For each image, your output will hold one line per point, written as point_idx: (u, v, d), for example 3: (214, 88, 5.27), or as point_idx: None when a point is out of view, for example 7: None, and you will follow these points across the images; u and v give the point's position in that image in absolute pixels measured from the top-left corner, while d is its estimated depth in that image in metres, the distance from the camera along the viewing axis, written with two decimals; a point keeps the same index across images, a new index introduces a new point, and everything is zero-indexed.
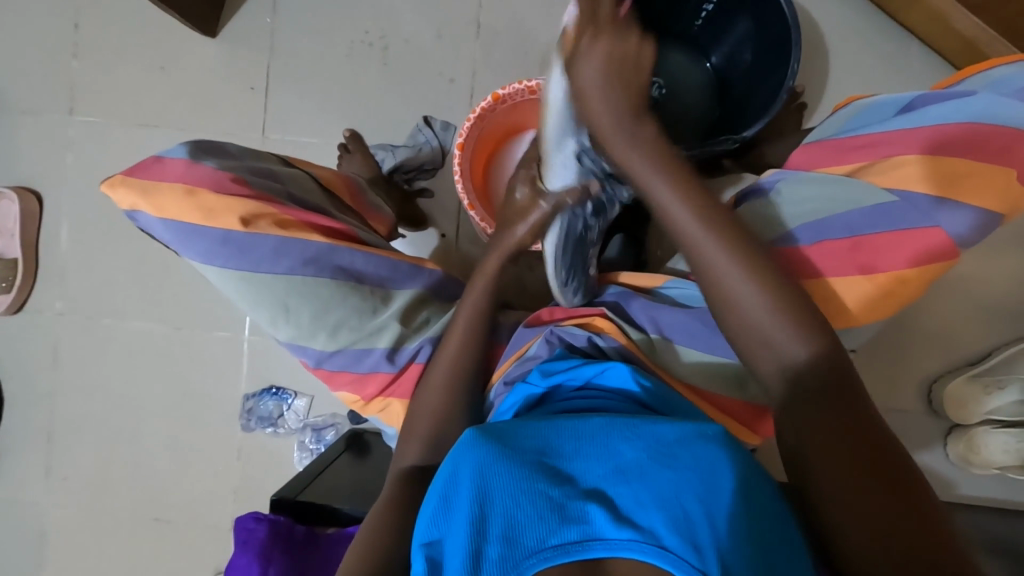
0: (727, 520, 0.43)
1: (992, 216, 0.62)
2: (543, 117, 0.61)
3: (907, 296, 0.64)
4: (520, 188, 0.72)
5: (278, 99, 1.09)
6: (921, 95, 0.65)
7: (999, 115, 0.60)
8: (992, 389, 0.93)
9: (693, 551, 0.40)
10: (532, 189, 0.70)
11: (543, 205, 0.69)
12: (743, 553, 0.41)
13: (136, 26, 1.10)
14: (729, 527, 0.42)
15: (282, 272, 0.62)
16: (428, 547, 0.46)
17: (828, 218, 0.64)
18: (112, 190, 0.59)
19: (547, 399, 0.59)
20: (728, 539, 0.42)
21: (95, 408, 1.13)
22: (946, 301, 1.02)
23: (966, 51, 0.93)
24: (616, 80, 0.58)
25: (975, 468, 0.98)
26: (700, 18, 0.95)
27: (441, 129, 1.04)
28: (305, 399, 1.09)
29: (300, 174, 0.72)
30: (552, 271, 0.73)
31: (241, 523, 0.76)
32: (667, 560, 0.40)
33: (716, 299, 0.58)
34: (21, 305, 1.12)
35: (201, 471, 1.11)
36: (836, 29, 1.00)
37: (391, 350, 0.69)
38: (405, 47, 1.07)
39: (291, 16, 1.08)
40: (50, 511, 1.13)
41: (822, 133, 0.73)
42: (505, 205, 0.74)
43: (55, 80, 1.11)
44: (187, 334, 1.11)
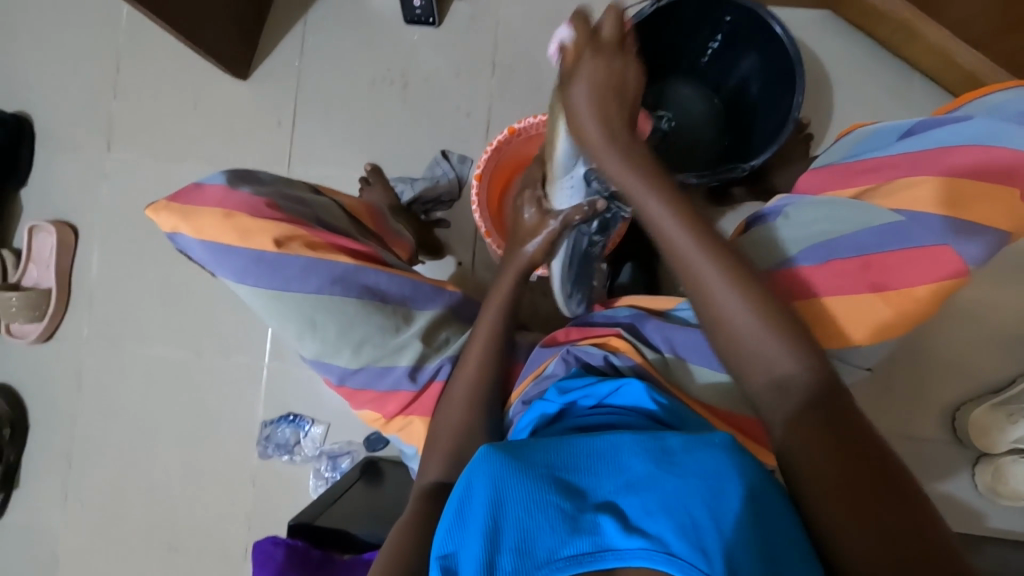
0: (735, 527, 0.43)
1: (1000, 235, 0.63)
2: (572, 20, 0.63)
3: (920, 314, 0.65)
4: (530, 211, 0.75)
5: (303, 135, 1.15)
6: (921, 120, 0.68)
7: (1003, 136, 0.62)
8: (1015, 418, 0.92)
9: (702, 557, 0.40)
10: (541, 208, 0.74)
11: (554, 222, 0.72)
12: (750, 562, 0.42)
13: (174, 69, 1.18)
14: (736, 535, 0.43)
15: (311, 290, 0.65)
16: (443, 558, 0.46)
17: (833, 239, 0.66)
18: (156, 214, 0.63)
19: (564, 416, 0.60)
20: (736, 545, 0.42)
21: (116, 433, 1.15)
22: (964, 327, 1.01)
23: (967, 83, 0.96)
24: (608, 101, 0.61)
25: (1005, 499, 0.96)
26: (706, 55, 1.00)
27: (457, 161, 1.10)
28: (322, 427, 1.10)
29: (328, 202, 0.75)
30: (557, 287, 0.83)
31: (260, 546, 0.75)
32: (676, 566, 0.40)
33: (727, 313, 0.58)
34: (51, 332, 1.16)
35: (216, 498, 1.11)
36: (838, 63, 1.04)
37: (412, 367, 0.72)
38: (425, 85, 1.13)
39: (318, 58, 1.15)
40: (66, 538, 1.13)
41: (829, 158, 0.76)
42: (515, 226, 0.77)
43: (96, 120, 1.18)
44: (209, 360, 1.13)
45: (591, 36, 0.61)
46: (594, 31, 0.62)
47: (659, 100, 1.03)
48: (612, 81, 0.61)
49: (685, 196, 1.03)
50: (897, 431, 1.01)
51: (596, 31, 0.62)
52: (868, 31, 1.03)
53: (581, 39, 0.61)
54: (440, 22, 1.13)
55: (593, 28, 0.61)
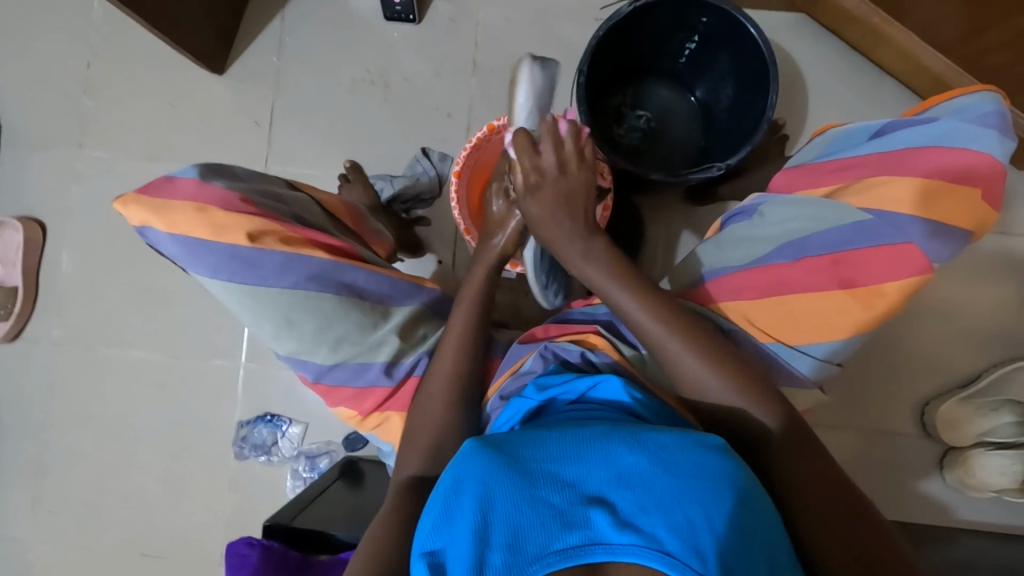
0: (727, 526, 0.44)
1: (963, 234, 0.65)
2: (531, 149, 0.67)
3: (891, 309, 0.66)
4: (500, 238, 0.75)
5: (280, 132, 1.13)
6: (891, 122, 0.69)
7: (964, 137, 0.63)
8: (987, 411, 0.97)
9: (695, 556, 0.41)
10: (507, 200, 0.75)
11: (518, 215, 0.74)
12: (739, 560, 0.43)
13: (146, 64, 1.15)
14: (726, 532, 0.43)
15: (287, 287, 0.64)
16: (429, 555, 0.45)
17: (805, 237, 0.68)
18: (124, 207, 0.60)
19: (544, 411, 0.61)
20: (727, 547, 0.43)
21: (86, 436, 1.12)
22: (932, 324, 1.04)
23: (934, 86, 0.99)
24: (559, 211, 0.66)
25: (972, 492, 0.97)
26: (684, 55, 1.01)
27: (438, 159, 1.09)
28: (300, 427, 1.08)
29: (305, 199, 0.74)
30: (532, 279, 0.78)
31: (234, 548, 0.74)
32: (668, 563, 0.41)
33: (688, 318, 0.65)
34: (18, 333, 1.13)
35: (191, 501, 1.09)
36: (811, 66, 1.06)
37: (390, 363, 0.72)
38: (404, 83, 1.12)
39: (295, 55, 1.14)
40: (34, 544, 1.10)
41: (802, 157, 0.77)
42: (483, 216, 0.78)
43: (65, 114, 1.15)
44: (184, 361, 1.11)
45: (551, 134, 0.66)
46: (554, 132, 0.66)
47: (637, 101, 1.05)
48: (561, 194, 0.66)
49: (663, 196, 1.04)
50: (869, 425, 1.04)
51: (536, 152, 0.67)
52: (841, 34, 1.05)
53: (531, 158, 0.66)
54: (419, 20, 1.12)
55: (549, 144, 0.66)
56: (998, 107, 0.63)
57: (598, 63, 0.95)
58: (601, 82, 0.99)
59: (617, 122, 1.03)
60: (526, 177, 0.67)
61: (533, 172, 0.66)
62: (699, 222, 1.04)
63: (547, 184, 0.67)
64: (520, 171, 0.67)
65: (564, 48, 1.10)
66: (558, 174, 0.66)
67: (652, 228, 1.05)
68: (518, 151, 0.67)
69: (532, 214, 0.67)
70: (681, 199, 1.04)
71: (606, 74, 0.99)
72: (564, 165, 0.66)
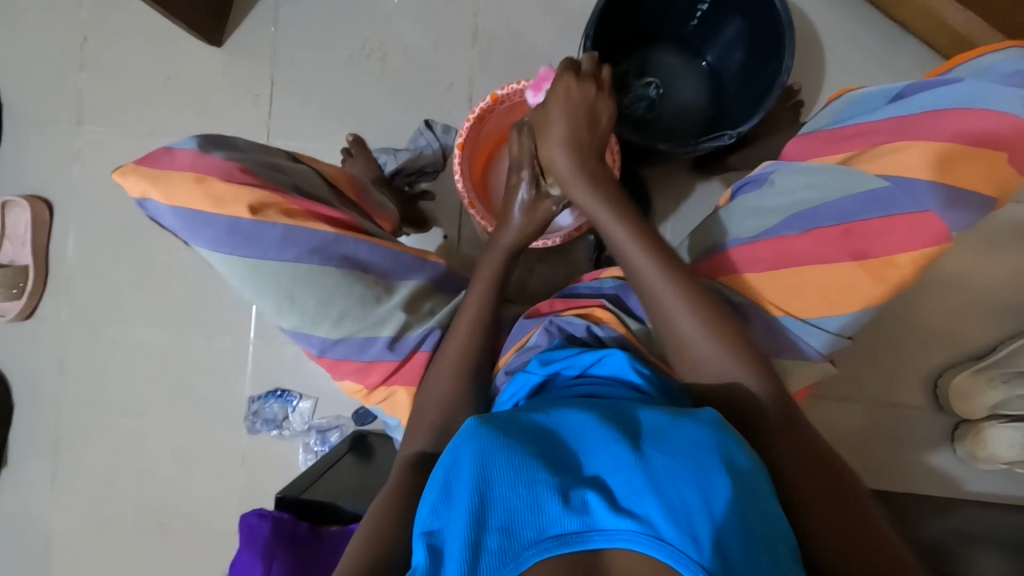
0: (727, 511, 0.43)
1: (985, 200, 0.61)
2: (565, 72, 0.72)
3: (904, 282, 0.64)
4: (525, 189, 0.76)
5: (281, 106, 1.11)
6: (911, 84, 0.65)
7: (989, 98, 0.59)
8: (997, 383, 0.94)
9: (691, 543, 0.40)
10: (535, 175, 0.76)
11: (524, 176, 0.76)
12: (738, 545, 0.42)
13: (143, 37, 1.13)
14: (727, 518, 0.43)
15: (289, 261, 0.64)
16: (428, 535, 0.46)
17: (818, 206, 0.66)
18: (122, 178, 0.59)
19: (545, 386, 0.61)
20: (727, 531, 0.42)
21: (101, 412, 1.14)
22: (947, 295, 1.01)
23: (958, 44, 0.94)
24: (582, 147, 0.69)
25: (981, 463, 0.96)
26: (695, 18, 0.97)
27: (441, 132, 1.06)
28: (310, 402, 1.10)
29: (306, 169, 0.74)
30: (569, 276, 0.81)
31: (246, 520, 0.75)
32: (665, 550, 0.40)
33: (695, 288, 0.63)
34: (30, 312, 1.14)
35: (206, 473, 1.12)
36: (828, 26, 1.02)
37: (393, 338, 0.71)
38: (404, 53, 1.09)
39: (293, 25, 1.11)
40: (56, 516, 1.14)
41: (816, 123, 0.75)
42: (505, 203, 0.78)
43: (62, 90, 1.14)
44: (194, 339, 1.12)
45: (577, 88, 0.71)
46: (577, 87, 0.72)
47: (644, 69, 1.01)
48: (588, 154, 0.70)
49: (671, 166, 1.02)
50: (880, 398, 1.03)
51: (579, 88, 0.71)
52: None
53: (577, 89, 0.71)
54: None
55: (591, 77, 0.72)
56: None
57: (605, 26, 0.92)
58: (607, 46, 0.95)
59: (623, 90, 0.98)
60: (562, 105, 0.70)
61: (578, 123, 0.69)
62: (709, 194, 1.02)
63: (581, 118, 0.70)
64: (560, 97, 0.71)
65: (569, 13, 1.06)
66: (596, 130, 0.70)
67: (660, 199, 1.02)
68: (568, 106, 0.70)
69: (562, 165, 0.70)
70: (690, 168, 1.01)
71: (611, 38, 0.95)
72: (602, 125, 0.71)
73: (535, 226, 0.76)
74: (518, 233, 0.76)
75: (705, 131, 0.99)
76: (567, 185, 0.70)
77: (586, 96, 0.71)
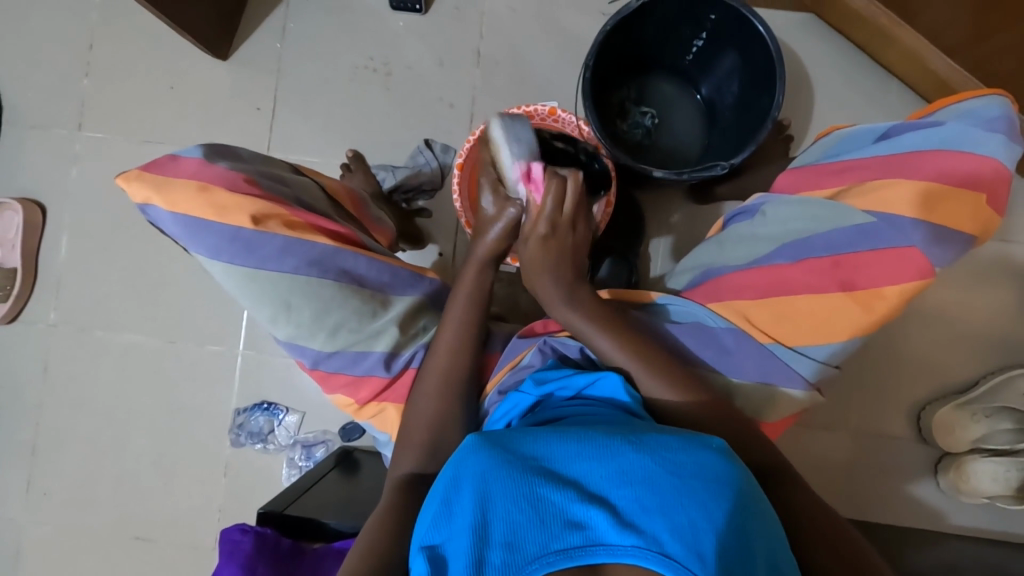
0: (730, 531, 0.43)
1: (966, 238, 0.63)
2: (550, 186, 0.68)
3: (892, 313, 0.65)
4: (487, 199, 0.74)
5: (282, 119, 1.12)
6: (897, 124, 0.68)
7: (970, 140, 0.62)
8: (979, 417, 0.97)
9: (695, 560, 0.41)
10: (499, 198, 0.73)
11: (489, 203, 0.74)
12: (740, 565, 0.42)
13: (149, 46, 1.14)
14: (730, 537, 0.43)
15: (287, 271, 0.64)
16: (429, 550, 0.46)
17: (808, 238, 0.68)
18: (126, 183, 0.60)
19: (540, 405, 0.62)
20: (730, 550, 0.42)
21: (82, 419, 1.12)
22: (930, 329, 1.04)
23: (940, 89, 0.98)
24: (558, 266, 0.69)
25: (964, 497, 0.98)
26: (691, 52, 1.00)
27: (441, 151, 1.08)
28: (297, 415, 1.08)
29: (307, 183, 0.74)
30: None
31: (228, 534, 0.74)
32: (668, 565, 0.41)
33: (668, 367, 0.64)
34: (15, 315, 1.13)
35: (185, 486, 1.09)
36: (818, 66, 1.06)
37: (388, 355, 0.72)
38: (407, 73, 1.11)
39: (299, 41, 1.13)
40: (27, 527, 1.11)
41: (806, 158, 0.77)
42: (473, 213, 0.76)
43: (64, 94, 1.15)
44: (181, 348, 1.11)
45: (555, 210, 0.69)
46: (558, 203, 0.69)
47: (641, 98, 1.04)
48: (563, 253, 0.70)
49: (665, 193, 1.04)
50: (865, 429, 1.04)
51: (560, 204, 0.69)
52: (847, 35, 1.04)
53: (555, 211, 0.69)
54: (425, 10, 1.11)
55: (570, 198, 0.69)
56: (1005, 113, 0.63)
57: (605, 56, 0.94)
58: (606, 76, 0.98)
59: (620, 117, 1.03)
60: (538, 224, 0.69)
61: (547, 224, 0.69)
62: (703, 220, 1.04)
63: (557, 238, 0.70)
64: (536, 212, 0.69)
65: (570, 42, 1.10)
66: (569, 230, 0.70)
67: (653, 224, 1.04)
68: (544, 201, 0.69)
69: (527, 259, 0.70)
70: (684, 196, 1.04)
71: (610, 70, 0.98)
72: (574, 225, 0.71)
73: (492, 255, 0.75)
74: (492, 246, 0.74)
75: (700, 161, 1.02)
76: (530, 271, 0.70)
77: (558, 199, 0.69)
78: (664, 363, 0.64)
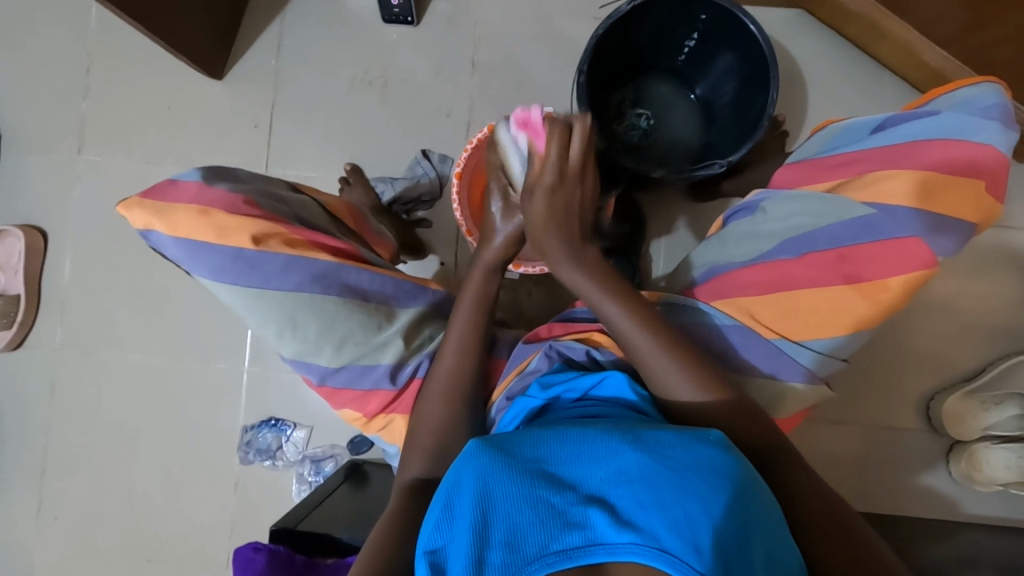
0: (728, 524, 0.43)
1: (968, 227, 0.64)
2: (555, 131, 0.63)
3: (897, 304, 0.65)
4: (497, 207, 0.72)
5: (280, 135, 1.13)
6: (892, 116, 0.69)
7: (966, 128, 0.63)
8: (989, 405, 0.96)
9: (693, 554, 0.41)
10: (506, 203, 0.72)
11: (495, 207, 0.72)
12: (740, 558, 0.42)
13: (145, 67, 1.15)
14: (729, 530, 0.43)
15: (290, 289, 0.64)
16: (431, 554, 0.45)
17: (808, 233, 0.69)
18: (127, 211, 0.60)
19: (547, 410, 0.61)
20: (728, 544, 0.42)
21: (89, 442, 1.12)
22: (936, 317, 1.03)
23: (933, 79, 0.98)
24: (564, 222, 0.66)
25: (977, 486, 0.97)
26: (684, 52, 1.01)
27: (438, 161, 1.08)
28: (305, 430, 1.08)
29: (307, 200, 0.75)
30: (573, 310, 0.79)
31: (240, 553, 0.73)
32: (667, 561, 0.41)
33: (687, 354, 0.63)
34: (20, 341, 1.13)
35: (195, 506, 1.09)
36: (811, 61, 1.06)
37: (394, 367, 0.72)
38: (402, 84, 1.12)
39: (294, 57, 1.13)
40: (38, 552, 1.10)
41: (803, 153, 0.78)
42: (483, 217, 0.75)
43: (63, 119, 1.15)
44: (187, 367, 1.11)
45: (562, 158, 0.64)
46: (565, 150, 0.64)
47: (636, 100, 1.05)
48: (570, 209, 0.66)
49: (664, 193, 1.04)
50: (874, 420, 1.04)
51: (566, 153, 0.64)
52: (838, 29, 1.05)
53: (562, 161, 0.64)
54: (418, 21, 1.12)
55: (578, 143, 0.64)
56: (1000, 101, 0.63)
57: (599, 60, 0.95)
58: (601, 79, 0.99)
59: (616, 119, 1.03)
60: (544, 176, 0.65)
61: (555, 174, 0.65)
62: (703, 219, 1.04)
63: (564, 190, 0.66)
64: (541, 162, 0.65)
65: (564, 46, 1.10)
66: (577, 181, 0.66)
67: (653, 225, 1.04)
68: (550, 150, 0.64)
69: (534, 216, 0.66)
70: (683, 196, 1.04)
71: (605, 74, 0.99)
72: (582, 176, 0.66)
73: (501, 260, 0.74)
74: (500, 252, 0.73)
75: (698, 159, 1.02)
76: (535, 229, 0.67)
77: (563, 147, 0.64)
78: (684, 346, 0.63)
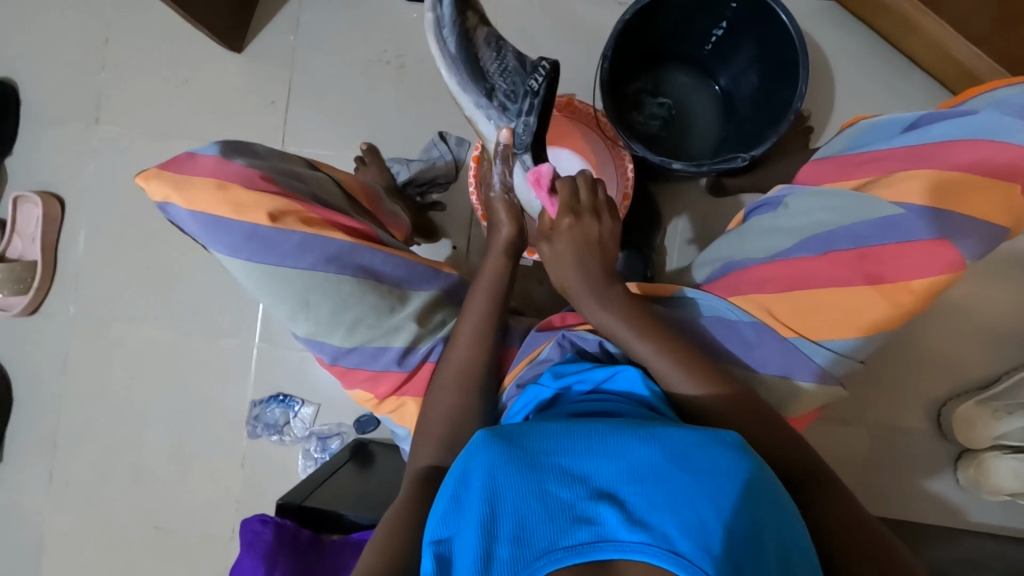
0: (743, 529, 0.43)
1: (999, 229, 0.62)
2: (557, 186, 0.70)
3: (918, 306, 0.64)
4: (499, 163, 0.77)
5: (297, 113, 1.12)
6: (926, 115, 0.67)
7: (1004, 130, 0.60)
8: (1000, 414, 0.93)
9: (704, 555, 0.40)
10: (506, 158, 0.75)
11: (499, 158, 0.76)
12: (752, 561, 0.42)
13: (163, 40, 1.14)
14: (741, 534, 0.42)
15: (305, 268, 0.64)
16: (438, 543, 0.46)
17: (831, 231, 0.67)
18: (145, 182, 0.60)
19: (557, 401, 0.61)
20: (740, 551, 0.42)
21: (102, 410, 1.13)
22: (952, 323, 1.02)
23: (964, 78, 0.96)
24: (586, 255, 0.68)
25: (985, 494, 0.96)
26: (710, 42, 0.98)
27: (455, 144, 1.07)
28: (312, 408, 1.09)
29: (323, 178, 0.74)
30: None
31: (248, 525, 0.73)
32: (678, 563, 0.40)
33: (700, 364, 0.63)
34: (36, 307, 1.14)
35: (203, 477, 1.11)
36: (839, 55, 1.04)
37: (405, 350, 0.72)
38: (420, 65, 1.11)
39: (312, 34, 1.12)
40: (51, 515, 1.13)
41: (829, 151, 0.77)
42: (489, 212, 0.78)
43: (80, 88, 1.15)
44: (198, 340, 1.12)
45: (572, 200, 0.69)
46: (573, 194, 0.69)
47: (657, 89, 1.03)
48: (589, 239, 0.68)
49: (682, 186, 1.03)
50: (883, 424, 1.03)
51: (575, 193, 0.69)
52: (869, 24, 1.02)
53: (574, 198, 0.69)
54: None
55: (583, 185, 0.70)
56: None
57: (622, 46, 0.93)
58: (623, 67, 0.97)
59: (636, 109, 1.02)
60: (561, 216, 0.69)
61: (570, 212, 0.68)
62: (719, 214, 1.03)
63: (581, 227, 0.68)
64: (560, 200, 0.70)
65: (586, 32, 1.08)
66: (592, 218, 0.69)
67: (669, 217, 1.03)
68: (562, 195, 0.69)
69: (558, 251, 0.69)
70: (701, 190, 1.03)
71: (626, 62, 0.97)
72: (597, 212, 0.70)
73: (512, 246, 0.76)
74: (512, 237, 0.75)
75: (717, 153, 1.00)
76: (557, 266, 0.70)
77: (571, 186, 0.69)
78: (694, 356, 0.63)
